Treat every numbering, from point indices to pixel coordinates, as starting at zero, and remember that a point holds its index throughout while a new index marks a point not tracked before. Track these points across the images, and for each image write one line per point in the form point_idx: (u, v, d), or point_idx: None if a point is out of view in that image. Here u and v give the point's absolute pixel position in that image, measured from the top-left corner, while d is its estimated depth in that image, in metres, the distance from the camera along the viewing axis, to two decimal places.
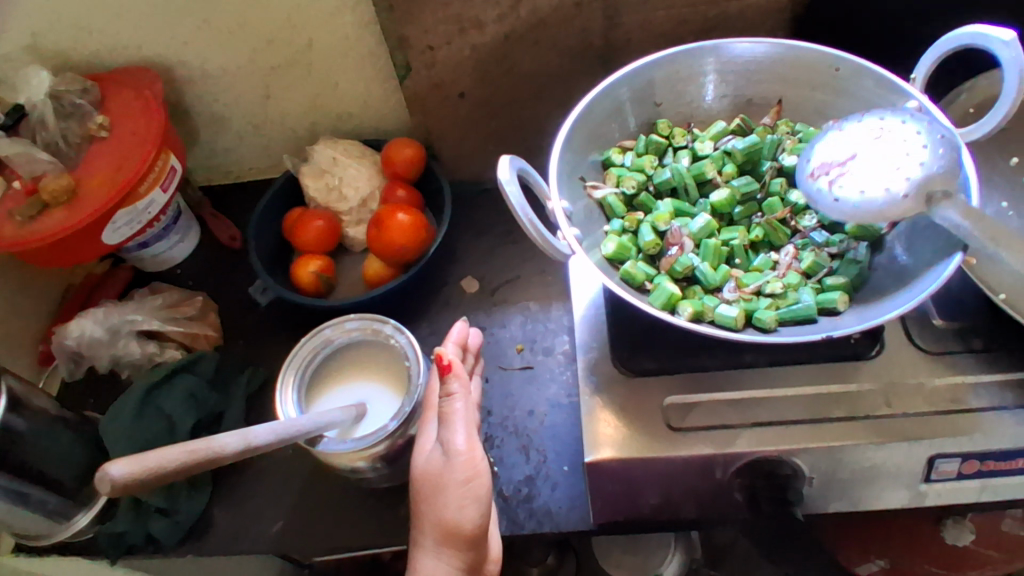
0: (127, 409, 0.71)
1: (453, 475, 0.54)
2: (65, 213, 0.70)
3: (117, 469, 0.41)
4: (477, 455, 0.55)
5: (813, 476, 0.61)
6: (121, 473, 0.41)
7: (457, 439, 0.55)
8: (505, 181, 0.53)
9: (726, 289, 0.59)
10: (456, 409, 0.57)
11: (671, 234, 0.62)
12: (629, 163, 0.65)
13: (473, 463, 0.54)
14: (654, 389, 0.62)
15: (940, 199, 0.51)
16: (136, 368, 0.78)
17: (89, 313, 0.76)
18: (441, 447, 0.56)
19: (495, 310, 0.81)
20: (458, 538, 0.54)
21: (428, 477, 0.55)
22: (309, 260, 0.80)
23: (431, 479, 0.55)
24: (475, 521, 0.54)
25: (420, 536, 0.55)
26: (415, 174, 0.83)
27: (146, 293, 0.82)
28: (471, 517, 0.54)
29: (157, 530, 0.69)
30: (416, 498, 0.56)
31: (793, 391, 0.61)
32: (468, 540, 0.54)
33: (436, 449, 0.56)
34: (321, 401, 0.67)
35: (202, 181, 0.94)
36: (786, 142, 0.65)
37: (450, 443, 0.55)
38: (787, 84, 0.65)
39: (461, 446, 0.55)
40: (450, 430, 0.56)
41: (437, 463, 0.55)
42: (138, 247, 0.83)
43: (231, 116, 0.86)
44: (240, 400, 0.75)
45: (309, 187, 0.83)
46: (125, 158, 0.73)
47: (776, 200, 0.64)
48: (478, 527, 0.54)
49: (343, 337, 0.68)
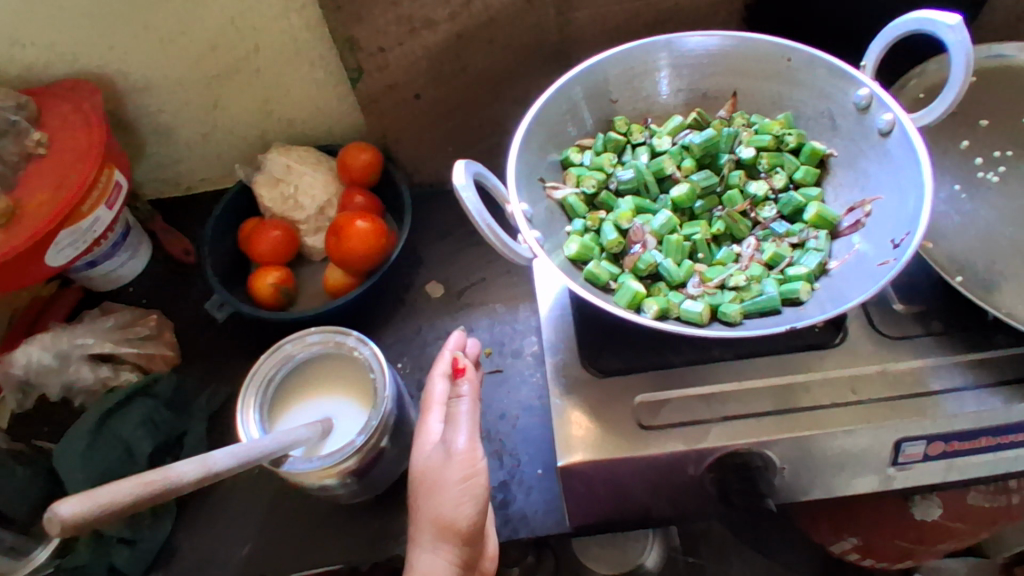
0: (80, 437, 0.68)
1: (452, 473, 0.52)
2: (3, 236, 0.67)
3: (64, 508, 0.39)
4: (476, 454, 0.54)
5: (785, 466, 0.61)
6: (69, 511, 0.39)
7: (460, 441, 0.54)
8: (461, 185, 0.51)
9: (690, 284, 0.58)
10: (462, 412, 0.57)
11: (634, 232, 0.61)
12: (588, 162, 0.64)
13: (474, 462, 0.53)
14: (622, 390, 0.62)
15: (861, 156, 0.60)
16: (89, 394, 0.74)
17: (35, 338, 0.72)
18: (447, 443, 0.55)
19: (461, 314, 0.80)
20: (453, 535, 0.52)
21: (429, 475, 0.54)
22: (267, 272, 0.78)
23: (433, 474, 0.53)
24: (471, 518, 0.52)
25: (415, 533, 0.53)
26: (372, 179, 0.81)
27: (97, 313, 0.79)
28: (467, 515, 0.52)
29: (120, 560, 0.67)
30: (413, 497, 0.54)
31: (760, 383, 0.62)
32: (464, 537, 0.52)
33: (440, 445, 0.55)
34: (285, 419, 0.65)
35: (151, 194, 0.91)
36: (742, 134, 0.65)
37: (450, 441, 0.54)
38: (741, 75, 0.65)
39: (460, 446, 0.54)
40: (452, 429, 0.55)
41: (434, 462, 0.54)
42: (87, 266, 0.79)
43: (178, 126, 0.83)
44: (201, 419, 0.73)
45: (264, 197, 0.81)
46: (67, 174, 0.70)
47: (736, 192, 0.64)
48: (475, 525, 0.53)
49: (305, 352, 0.66)
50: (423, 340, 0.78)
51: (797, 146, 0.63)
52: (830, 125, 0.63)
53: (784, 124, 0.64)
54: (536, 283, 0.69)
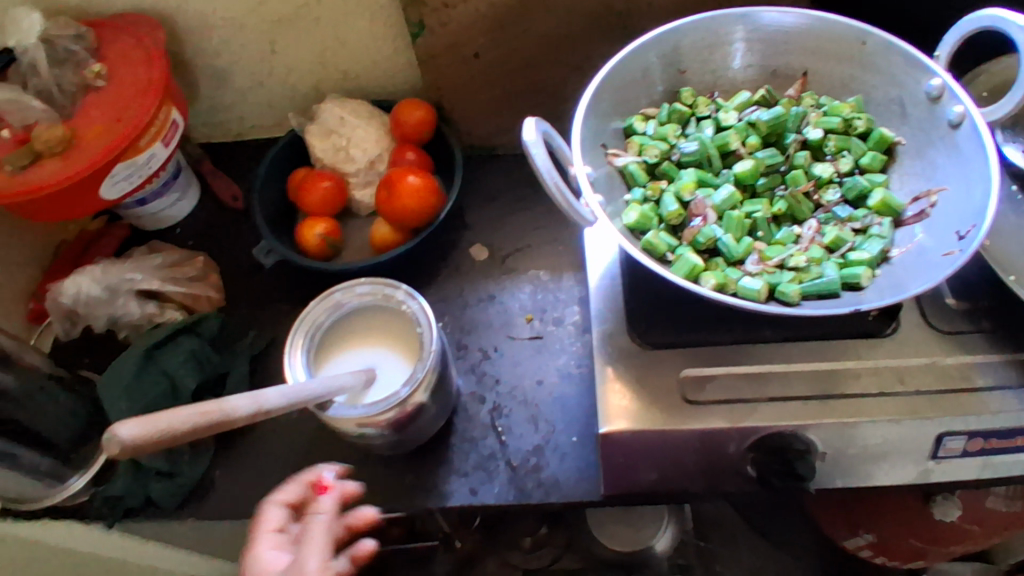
0: (128, 367, 0.68)
1: None
2: (59, 163, 0.67)
3: (126, 429, 0.39)
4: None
5: (826, 453, 0.61)
6: (130, 432, 0.39)
7: (310, 562, 0.48)
8: (530, 142, 0.50)
9: (749, 261, 0.58)
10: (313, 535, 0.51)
11: (695, 205, 0.59)
12: (651, 131, 0.63)
13: (266, 566, 0.53)
14: (667, 363, 0.62)
15: (927, 147, 0.60)
16: (134, 328, 0.75)
17: (84, 270, 0.72)
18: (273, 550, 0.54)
19: (504, 279, 0.79)
20: None
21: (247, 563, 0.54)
22: (314, 223, 0.79)
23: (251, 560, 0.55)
24: None
25: None
26: (424, 136, 0.81)
27: (145, 250, 0.80)
28: None
29: (158, 491, 0.68)
30: None
31: (807, 367, 0.61)
32: None
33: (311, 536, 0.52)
34: (329, 366, 0.65)
35: (202, 138, 0.91)
36: (810, 115, 0.64)
37: (300, 562, 0.48)
38: (813, 55, 0.64)
39: (311, 566, 0.48)
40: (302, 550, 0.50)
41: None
42: (136, 203, 0.80)
43: (233, 71, 0.83)
44: (244, 361, 0.74)
45: (316, 148, 0.81)
46: (126, 107, 0.70)
47: (800, 172, 0.63)
48: None
49: (353, 302, 0.66)
50: (465, 301, 0.78)
51: (865, 130, 0.62)
52: (900, 113, 0.62)
53: (854, 107, 0.62)
54: (587, 250, 0.69)
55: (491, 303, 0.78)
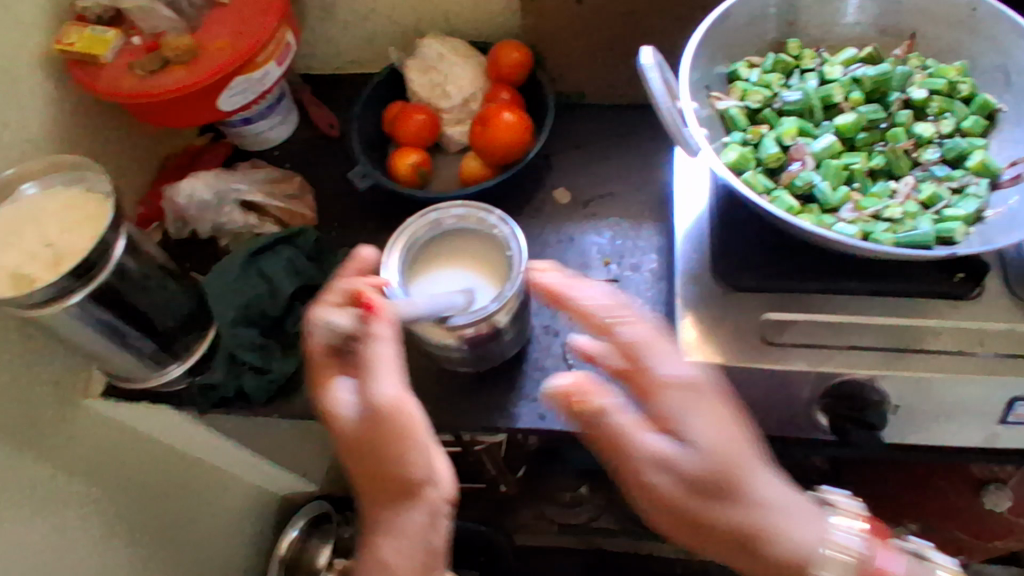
0: (233, 267, 0.73)
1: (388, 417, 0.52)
2: (185, 71, 0.71)
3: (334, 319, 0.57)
4: (405, 398, 0.53)
5: (899, 406, 0.62)
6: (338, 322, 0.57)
7: (380, 387, 0.53)
8: (647, 66, 0.53)
9: (844, 210, 0.59)
10: (379, 353, 0.54)
11: (796, 149, 0.61)
12: (755, 78, 0.64)
13: (402, 407, 0.53)
14: (750, 306, 0.62)
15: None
16: (236, 237, 0.80)
17: (198, 175, 0.77)
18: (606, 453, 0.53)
19: (585, 222, 0.81)
20: (393, 483, 0.53)
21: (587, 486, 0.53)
22: (408, 152, 0.82)
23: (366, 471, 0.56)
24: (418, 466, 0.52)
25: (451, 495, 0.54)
26: (520, 78, 0.83)
27: (247, 166, 0.84)
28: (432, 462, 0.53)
29: (250, 384, 0.72)
30: (383, 444, 0.53)
31: (889, 321, 0.61)
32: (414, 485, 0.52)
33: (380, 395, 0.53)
34: (421, 280, 0.68)
35: (302, 69, 0.95)
36: (915, 76, 0.64)
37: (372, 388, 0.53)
38: (924, 17, 0.65)
39: (387, 391, 0.53)
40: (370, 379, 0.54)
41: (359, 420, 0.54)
42: (242, 122, 0.85)
43: (341, 3, 0.87)
44: (334, 275, 0.78)
45: (415, 81, 0.85)
46: (248, 24, 0.74)
47: (902, 130, 0.63)
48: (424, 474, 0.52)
49: (449, 223, 0.69)
50: (545, 240, 0.81)
51: (968, 96, 0.63)
52: (1005, 81, 0.62)
53: (960, 71, 0.63)
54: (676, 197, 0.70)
55: (570, 245, 0.80)
